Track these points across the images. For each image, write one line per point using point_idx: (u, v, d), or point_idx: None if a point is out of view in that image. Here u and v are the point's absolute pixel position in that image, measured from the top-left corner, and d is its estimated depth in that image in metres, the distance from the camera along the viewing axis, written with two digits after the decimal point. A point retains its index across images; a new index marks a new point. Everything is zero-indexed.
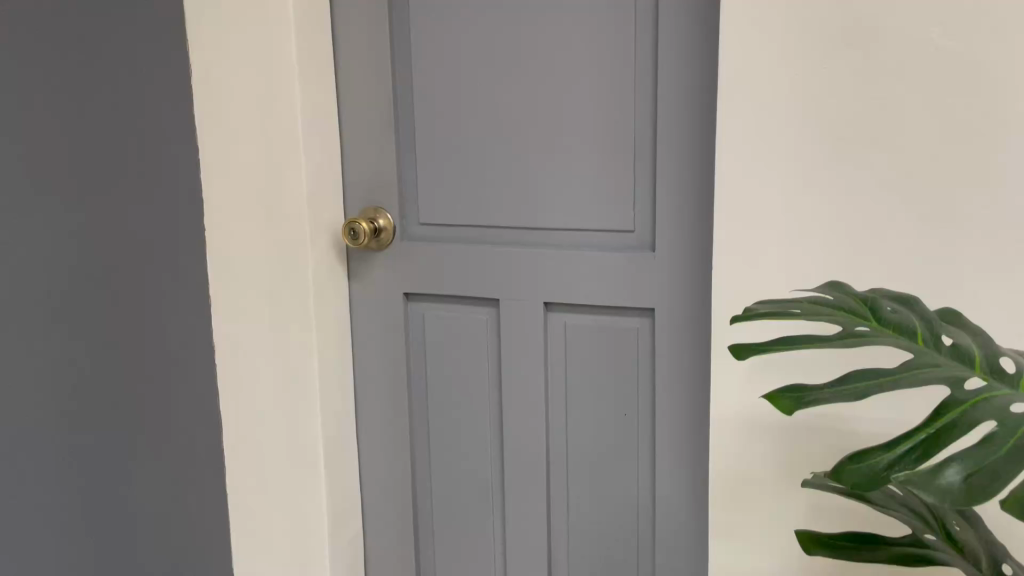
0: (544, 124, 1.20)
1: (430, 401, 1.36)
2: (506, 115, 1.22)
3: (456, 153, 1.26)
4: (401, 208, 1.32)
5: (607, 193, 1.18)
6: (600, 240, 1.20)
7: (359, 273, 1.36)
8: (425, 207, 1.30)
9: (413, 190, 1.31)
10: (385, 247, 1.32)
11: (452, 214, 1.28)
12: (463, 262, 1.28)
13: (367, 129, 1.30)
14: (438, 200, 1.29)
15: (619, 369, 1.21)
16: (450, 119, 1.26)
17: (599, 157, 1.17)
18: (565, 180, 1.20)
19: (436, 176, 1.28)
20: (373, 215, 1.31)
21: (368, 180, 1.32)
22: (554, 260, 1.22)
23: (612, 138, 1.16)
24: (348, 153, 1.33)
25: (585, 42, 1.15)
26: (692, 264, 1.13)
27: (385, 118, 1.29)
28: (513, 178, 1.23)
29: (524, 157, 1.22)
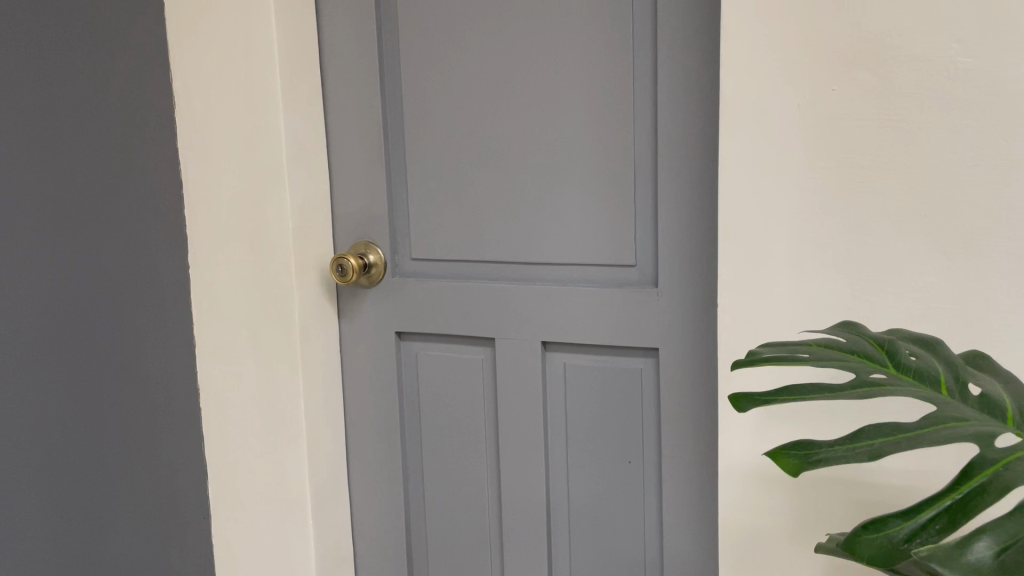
0: (540, 155, 1.13)
1: (425, 445, 1.29)
2: (500, 146, 1.16)
3: (449, 186, 1.20)
4: (393, 242, 1.25)
5: (607, 226, 1.11)
6: (601, 276, 1.13)
7: (349, 311, 1.30)
8: (417, 242, 1.24)
9: (404, 224, 1.25)
10: (375, 284, 1.26)
11: (445, 249, 1.22)
12: (457, 299, 1.21)
13: (356, 162, 1.24)
14: (432, 235, 1.22)
15: (622, 413, 1.14)
16: (443, 151, 1.20)
17: (599, 188, 1.10)
18: (563, 214, 1.13)
19: (429, 210, 1.22)
20: (363, 250, 1.24)
21: (357, 214, 1.26)
22: (551, 297, 1.15)
23: (613, 167, 1.09)
24: (337, 187, 1.27)
25: (582, 68, 1.09)
26: (695, 301, 1.05)
27: (375, 149, 1.23)
28: (508, 211, 1.17)
29: (520, 189, 1.15)
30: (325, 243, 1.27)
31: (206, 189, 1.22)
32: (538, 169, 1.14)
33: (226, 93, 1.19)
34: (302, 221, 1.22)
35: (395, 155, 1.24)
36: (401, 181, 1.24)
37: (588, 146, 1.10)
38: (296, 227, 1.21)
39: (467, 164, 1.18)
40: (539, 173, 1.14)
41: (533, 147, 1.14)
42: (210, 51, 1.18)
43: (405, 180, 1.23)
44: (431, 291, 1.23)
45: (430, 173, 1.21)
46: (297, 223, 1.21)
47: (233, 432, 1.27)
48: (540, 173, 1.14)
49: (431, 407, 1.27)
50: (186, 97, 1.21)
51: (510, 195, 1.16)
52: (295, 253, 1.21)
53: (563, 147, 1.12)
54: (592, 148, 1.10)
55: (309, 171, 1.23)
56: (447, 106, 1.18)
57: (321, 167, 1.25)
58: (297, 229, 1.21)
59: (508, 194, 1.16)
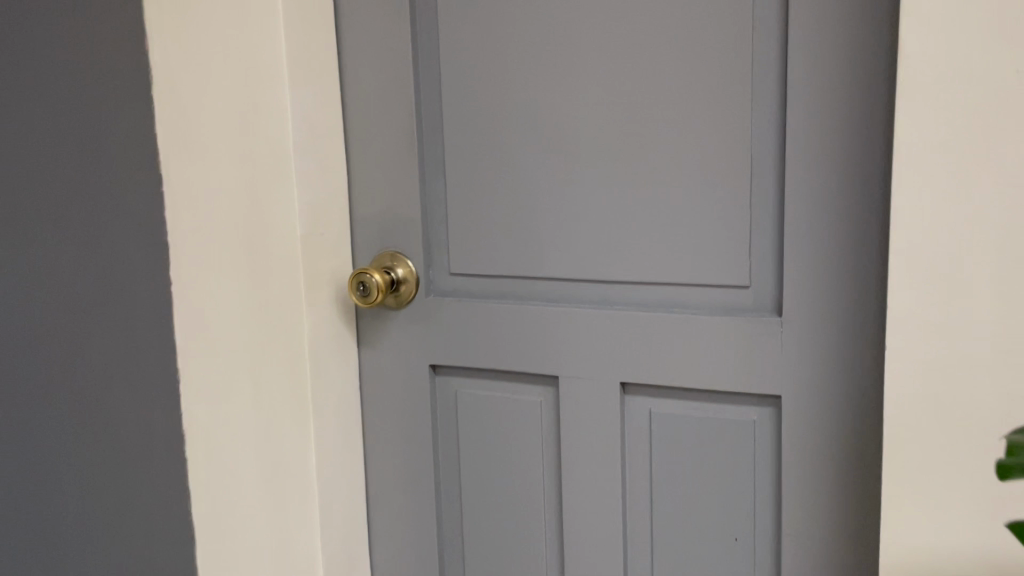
0: (621, 142, 0.87)
1: (464, 504, 1.04)
2: (567, 132, 0.90)
3: (499, 182, 0.94)
4: (427, 254, 1.00)
5: (712, 235, 0.84)
6: (701, 301, 0.87)
7: (371, 337, 1.04)
8: (458, 254, 0.98)
9: (440, 230, 0.99)
10: (403, 305, 1.00)
11: (494, 262, 0.96)
12: (510, 328, 0.95)
13: (381, 151, 0.99)
14: (476, 245, 0.97)
15: (727, 476, 0.88)
16: (491, 138, 0.94)
17: (702, 186, 0.84)
18: (651, 219, 0.87)
19: (473, 213, 0.96)
20: (389, 262, 0.99)
21: (382, 216, 1.00)
22: (634, 327, 0.89)
23: (721, 160, 0.83)
24: (356, 182, 1.01)
25: (680, 29, 0.83)
26: (835, 337, 0.80)
27: (405, 134, 0.97)
28: (577, 215, 0.91)
29: (594, 187, 0.89)
30: (342, 251, 1.01)
31: (189, 185, 0.96)
32: (618, 162, 0.88)
33: (216, 62, 0.92)
34: (312, 228, 0.96)
35: (430, 142, 0.98)
36: (436, 174, 0.98)
37: (687, 132, 0.84)
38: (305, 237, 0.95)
39: (523, 154, 0.92)
40: (620, 166, 0.88)
41: (611, 134, 0.87)
42: (196, 6, 0.92)
43: (442, 173, 0.97)
44: (477, 315, 0.97)
45: (475, 165, 0.95)
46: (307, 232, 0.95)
47: (226, 489, 1.02)
48: (621, 166, 0.88)
49: (474, 457, 1.02)
50: (165, 64, 0.94)
51: (580, 195, 0.90)
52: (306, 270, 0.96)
53: (652, 133, 0.86)
54: (693, 134, 0.84)
55: (320, 165, 0.97)
56: (498, 80, 0.92)
57: (335, 158, 0.99)
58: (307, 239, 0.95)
59: (578, 193, 0.90)
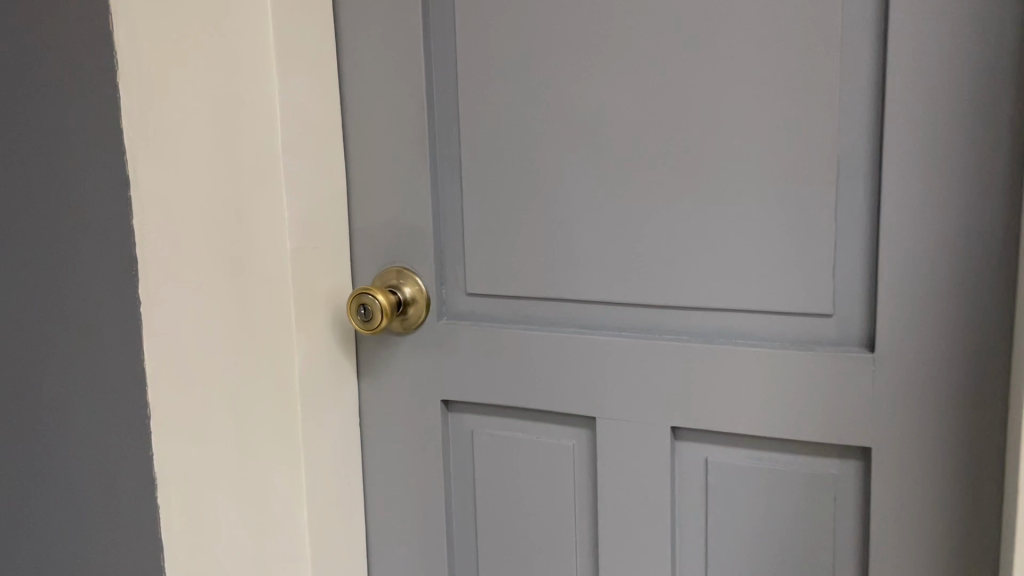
0: (675, 142, 0.72)
1: (482, 563, 0.89)
2: (608, 130, 0.75)
3: (525, 188, 0.79)
4: (440, 271, 0.85)
5: (786, 254, 0.70)
6: (770, 332, 0.72)
7: (372, 368, 0.89)
8: (476, 272, 0.83)
9: (455, 244, 0.85)
10: (411, 330, 0.86)
11: (518, 282, 0.81)
12: (539, 361, 0.81)
13: (387, 151, 0.84)
14: (498, 262, 0.82)
15: (801, 543, 0.74)
16: (516, 137, 0.79)
17: (775, 194, 0.70)
18: (710, 233, 0.72)
19: (494, 224, 0.82)
20: (395, 280, 0.85)
21: (387, 226, 0.86)
22: (690, 362, 0.74)
23: (800, 163, 0.68)
24: (355, 186, 0.87)
25: (748, 6, 0.68)
26: (944, 377, 0.66)
27: (416, 131, 0.82)
28: (619, 229, 0.76)
29: (641, 196, 0.75)
30: (340, 267, 0.87)
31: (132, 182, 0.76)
32: (670, 165, 0.73)
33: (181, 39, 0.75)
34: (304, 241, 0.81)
35: (444, 141, 0.83)
36: (451, 178, 0.84)
37: (758, 129, 0.69)
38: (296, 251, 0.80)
39: (554, 156, 0.78)
40: (672, 170, 0.73)
41: (663, 132, 0.73)
42: None
43: (458, 177, 0.83)
44: (499, 344, 0.82)
45: (496, 168, 0.80)
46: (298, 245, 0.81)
47: None
48: (674, 170, 0.73)
49: (492, 509, 0.87)
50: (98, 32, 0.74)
51: (622, 205, 0.75)
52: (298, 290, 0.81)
53: (714, 131, 0.71)
54: (764, 132, 0.69)
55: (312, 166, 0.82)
56: (525, 68, 0.78)
57: (330, 158, 0.84)
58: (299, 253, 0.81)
59: (621, 202, 0.76)
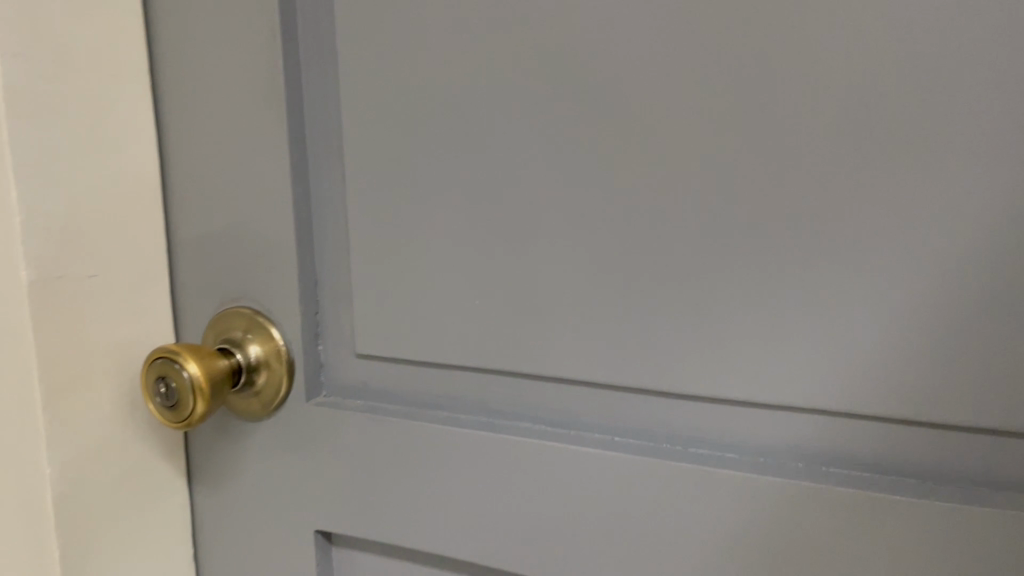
0: (724, 93, 0.37)
1: None
2: (595, 76, 0.40)
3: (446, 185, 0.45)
4: (313, 320, 0.51)
5: (939, 315, 0.35)
6: (867, 452, 0.39)
7: (212, 473, 0.55)
8: (369, 326, 0.49)
9: (336, 275, 0.50)
10: (267, 412, 0.52)
11: (439, 345, 0.47)
12: (474, 481, 0.47)
13: (225, 116, 0.49)
14: (405, 310, 0.48)
15: None
16: (429, 94, 0.44)
17: (921, 197, 0.35)
18: (781, 269, 0.38)
19: (396, 246, 0.47)
20: (236, 332, 0.51)
21: (230, 242, 0.51)
22: (741, 506, 0.40)
23: (984, 134, 0.33)
24: (176, 172, 0.52)
25: None
26: None
27: (266, 84, 0.47)
28: (610, 257, 0.41)
29: (650, 198, 0.40)
30: (151, 307, 0.52)
31: None
32: (706, 141, 0.38)
33: None
34: (78, 274, 0.47)
35: (318, 101, 0.48)
36: (325, 165, 0.49)
37: (896, 66, 0.34)
38: (43, 288, 0.45)
39: (498, 128, 0.42)
40: (711, 150, 0.38)
41: (700, 75, 0.38)
42: None
43: (341, 161, 0.48)
44: (409, 450, 0.48)
45: (397, 150, 0.45)
46: (57, 285, 0.46)
47: None
48: (720, 148, 0.38)
49: None
50: None
51: (614, 214, 0.41)
52: (61, 359, 0.46)
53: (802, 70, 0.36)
54: (910, 72, 0.34)
55: (88, 147, 0.47)
56: None
57: (122, 129, 0.49)
58: (56, 297, 0.46)
59: (617, 209, 0.41)
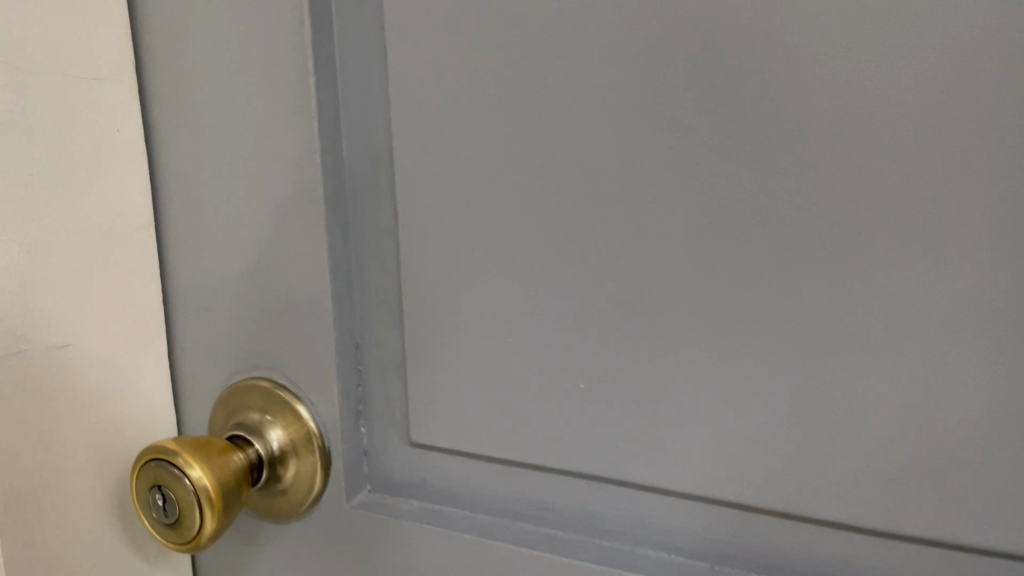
0: (972, 120, 0.25)
1: None
2: (767, 93, 0.28)
3: (537, 233, 0.33)
4: (354, 397, 0.39)
5: (847, 364, 0.29)
6: (788, 544, 0.32)
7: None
8: (432, 409, 0.37)
9: (382, 343, 0.38)
10: (295, 515, 0.40)
11: (523, 441, 0.35)
12: None
13: (235, 135, 0.38)
14: (475, 391, 0.36)
15: None
16: (516, 108, 0.32)
17: (786, 208, 0.28)
18: (952, 345, 0.27)
19: (466, 308, 0.35)
20: (252, 412, 0.40)
21: (240, 295, 0.40)
22: None
23: (935, 138, 0.26)
24: (173, 204, 0.40)
25: None
26: None
27: (291, 92, 0.36)
28: (783, 341, 0.29)
29: (845, 261, 0.28)
30: (143, 379, 0.41)
31: None
32: (941, 186, 0.26)
33: None
34: (46, 341, 0.35)
35: (358, 115, 0.36)
36: (369, 202, 0.37)
37: (811, 46, 0.27)
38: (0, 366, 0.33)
39: (614, 160, 0.31)
40: (946, 199, 0.26)
41: (934, 97, 0.26)
42: None
43: (390, 195, 0.36)
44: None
45: (467, 183, 0.34)
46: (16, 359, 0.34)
47: None
48: (895, 176, 0.27)
49: None
50: None
51: (788, 283, 0.29)
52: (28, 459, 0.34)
53: (734, 53, 0.28)
54: (945, 54, 0.25)
55: (56, 173, 0.35)
56: None
57: (99, 146, 0.37)
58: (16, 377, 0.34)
59: (781, 268, 0.29)
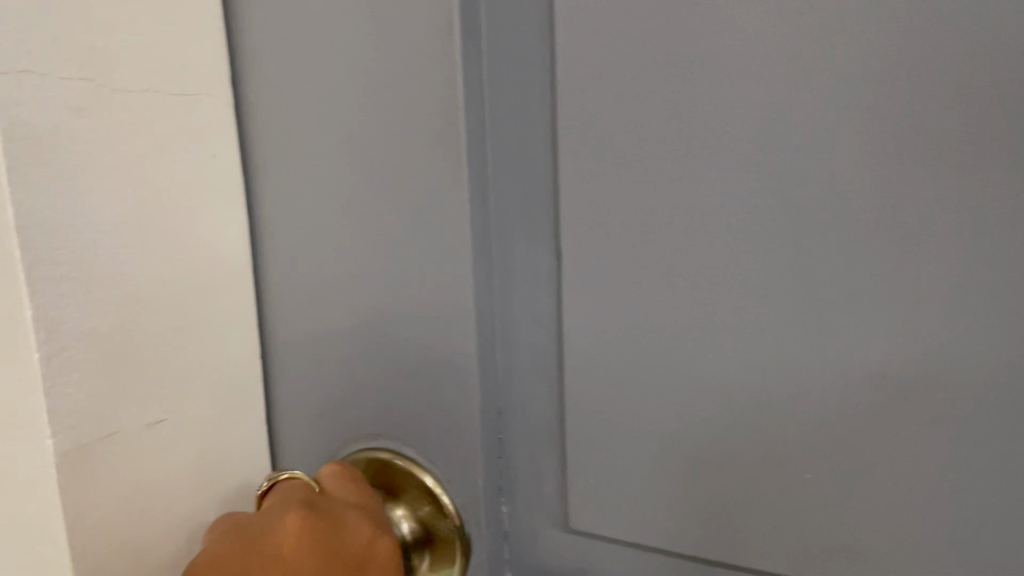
0: None
1: None
2: None
3: (748, 292, 0.27)
4: (496, 475, 0.33)
5: (776, 382, 0.27)
6: None
7: None
8: (599, 493, 0.31)
9: (531, 414, 0.32)
10: None
11: (717, 538, 0.29)
12: None
13: (356, 164, 0.31)
14: (654, 474, 0.30)
15: None
16: (733, 133, 0.26)
17: (810, 234, 0.25)
18: None
19: (650, 370, 0.29)
20: (370, 490, 0.34)
21: (356, 353, 0.33)
22: None
23: (864, 146, 0.24)
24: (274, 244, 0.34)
25: None
26: None
27: (429, 109, 0.29)
28: None
29: None
30: (241, 455, 0.34)
31: None
32: None
33: None
34: (130, 420, 0.29)
35: (512, 146, 0.30)
36: (521, 249, 0.31)
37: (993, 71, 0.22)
38: (77, 459, 0.27)
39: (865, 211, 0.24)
40: None
41: None
42: None
43: (552, 235, 0.30)
44: None
45: (661, 231, 0.28)
46: (98, 445, 0.28)
47: None
48: None
49: None
50: None
51: None
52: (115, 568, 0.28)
53: (920, 78, 0.23)
54: None
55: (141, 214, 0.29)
56: None
57: (190, 178, 0.31)
58: (98, 467, 0.28)
59: None
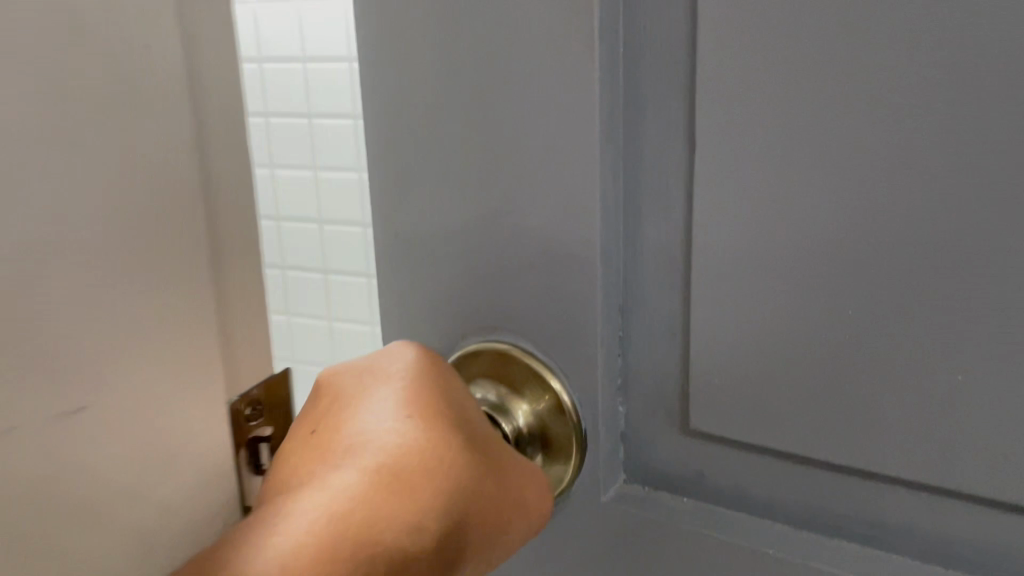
0: None
1: None
2: None
3: (906, 179, 0.25)
4: (616, 372, 0.32)
5: (927, 278, 0.25)
6: None
7: None
8: (722, 393, 0.30)
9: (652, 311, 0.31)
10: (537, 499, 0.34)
11: (852, 441, 0.28)
12: None
13: (485, 46, 0.30)
14: (783, 373, 0.28)
15: None
16: (896, 14, 0.24)
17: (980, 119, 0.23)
18: None
19: (781, 272, 0.27)
20: (488, 382, 0.34)
21: (473, 243, 0.32)
22: None
23: None
24: (391, 141, 0.33)
25: None
26: None
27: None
28: None
29: None
30: None
31: None
32: None
33: None
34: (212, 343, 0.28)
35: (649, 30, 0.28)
36: (656, 138, 0.29)
37: None
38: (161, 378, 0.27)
39: None
40: None
41: None
42: None
43: (684, 129, 0.28)
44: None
45: (809, 116, 0.26)
46: (138, 343, 0.26)
47: None
48: None
49: None
50: None
51: None
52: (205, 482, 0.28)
53: None
54: None
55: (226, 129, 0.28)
56: None
57: None
58: (140, 366, 0.26)
59: None
